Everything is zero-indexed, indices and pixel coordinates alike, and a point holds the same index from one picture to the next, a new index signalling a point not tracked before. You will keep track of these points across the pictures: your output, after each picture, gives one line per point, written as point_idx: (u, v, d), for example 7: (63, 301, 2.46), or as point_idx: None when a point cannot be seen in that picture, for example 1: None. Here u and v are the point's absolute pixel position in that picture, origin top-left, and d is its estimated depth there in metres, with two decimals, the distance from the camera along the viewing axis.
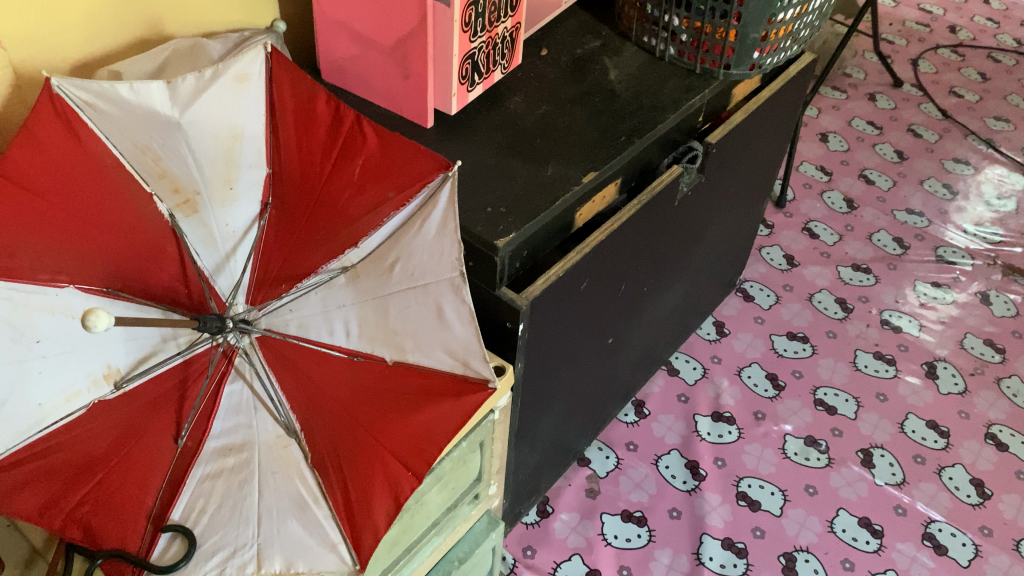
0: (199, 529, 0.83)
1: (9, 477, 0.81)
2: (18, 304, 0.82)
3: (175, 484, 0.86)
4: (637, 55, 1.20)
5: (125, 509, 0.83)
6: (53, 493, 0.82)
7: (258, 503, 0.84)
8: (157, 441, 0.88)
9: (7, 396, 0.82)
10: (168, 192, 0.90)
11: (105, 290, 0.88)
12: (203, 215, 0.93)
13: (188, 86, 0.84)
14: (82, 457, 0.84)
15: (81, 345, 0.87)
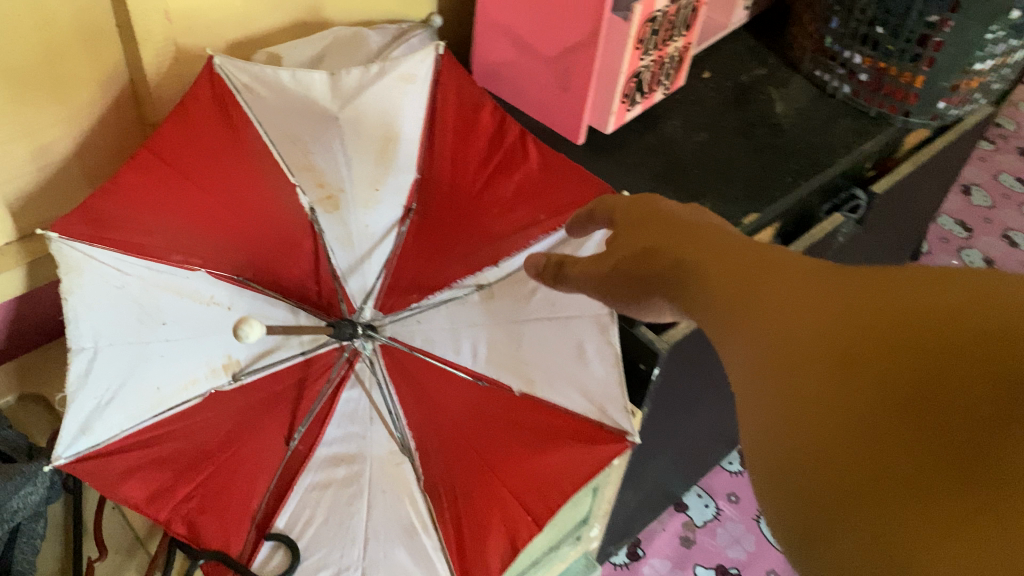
0: (303, 542, 0.79)
1: (119, 462, 0.79)
2: (149, 283, 0.82)
3: (281, 491, 0.82)
4: (805, 89, 1.12)
5: (230, 511, 0.79)
6: (161, 483, 0.78)
7: (365, 523, 0.80)
8: (268, 442, 0.85)
9: (127, 377, 0.81)
10: (312, 186, 0.87)
11: (235, 277, 0.86)
12: (343, 213, 0.88)
13: (351, 79, 0.81)
14: (193, 450, 0.81)
15: (204, 332, 0.86)
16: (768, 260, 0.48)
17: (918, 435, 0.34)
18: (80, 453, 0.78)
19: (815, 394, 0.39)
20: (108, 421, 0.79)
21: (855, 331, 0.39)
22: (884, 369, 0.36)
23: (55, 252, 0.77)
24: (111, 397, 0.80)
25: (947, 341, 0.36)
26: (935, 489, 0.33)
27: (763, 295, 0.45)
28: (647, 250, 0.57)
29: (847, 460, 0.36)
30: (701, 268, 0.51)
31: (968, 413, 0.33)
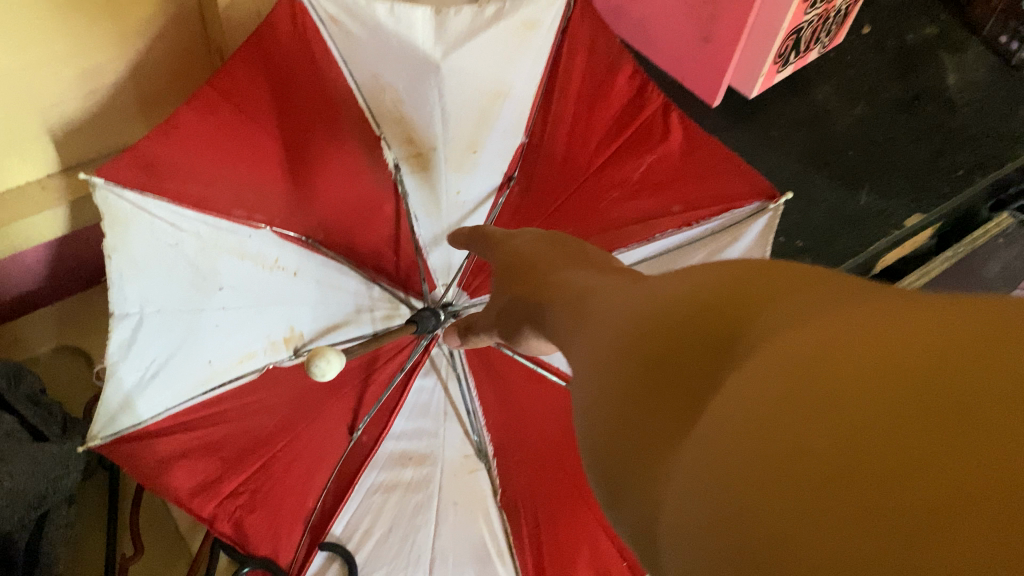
0: (363, 556, 0.72)
1: (161, 447, 0.67)
2: (207, 241, 0.68)
3: (339, 493, 0.73)
4: (983, 59, 0.95)
5: (282, 514, 0.70)
6: (208, 477, 0.68)
7: (433, 541, 0.73)
8: (329, 433, 0.74)
9: (177, 348, 0.68)
10: (400, 141, 0.73)
11: (304, 241, 0.74)
12: (433, 176, 0.75)
13: (462, 21, 0.67)
14: (247, 439, 0.70)
15: (267, 300, 0.72)
16: (592, 285, 0.44)
17: (664, 398, 0.28)
18: (118, 434, 0.66)
19: (616, 378, 0.31)
20: (152, 400, 0.67)
21: (651, 323, 0.32)
22: (642, 340, 0.31)
23: (99, 199, 0.62)
24: (157, 372, 0.67)
25: (724, 293, 0.29)
26: (717, 420, 0.24)
27: (590, 306, 0.41)
28: (519, 280, 0.54)
29: (647, 428, 0.28)
30: (547, 297, 0.48)
31: (727, 352, 0.26)
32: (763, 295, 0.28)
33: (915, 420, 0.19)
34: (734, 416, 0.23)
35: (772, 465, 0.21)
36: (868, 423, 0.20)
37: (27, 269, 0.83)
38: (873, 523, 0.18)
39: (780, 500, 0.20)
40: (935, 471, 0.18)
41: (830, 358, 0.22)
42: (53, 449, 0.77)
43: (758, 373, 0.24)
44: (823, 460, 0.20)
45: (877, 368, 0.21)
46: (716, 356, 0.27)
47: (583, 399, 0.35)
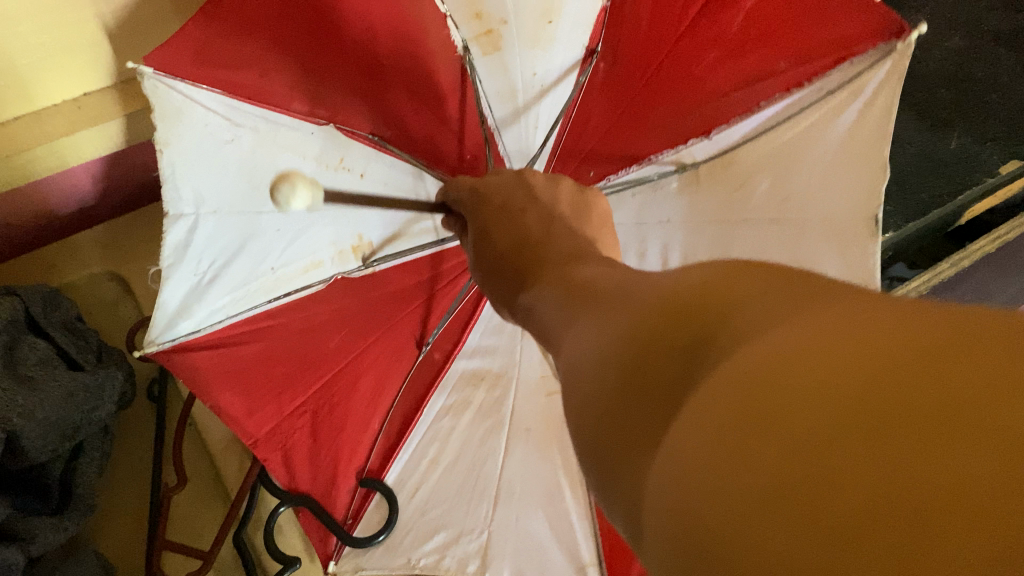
0: (429, 486, 0.69)
1: (213, 364, 0.63)
2: (264, 137, 0.61)
3: (407, 414, 0.71)
4: None
5: (345, 435, 0.68)
6: (266, 396, 0.65)
7: (501, 471, 0.70)
8: (394, 351, 0.71)
9: (239, 250, 0.62)
10: (467, 17, 0.62)
11: (369, 137, 0.67)
12: (506, 61, 0.65)
13: None
14: (311, 353, 0.67)
15: (330, 204, 0.66)
16: (581, 291, 0.39)
17: (638, 389, 0.27)
18: (177, 339, 0.61)
19: (599, 378, 0.30)
20: (210, 305, 0.61)
21: (631, 313, 0.30)
22: (621, 331, 0.30)
23: (148, 90, 0.55)
24: (215, 277, 0.62)
25: (695, 290, 0.27)
26: (682, 427, 0.23)
27: (581, 314, 0.36)
28: (513, 282, 0.47)
29: (630, 438, 0.27)
30: (535, 303, 0.43)
31: (693, 345, 0.25)
32: (733, 288, 0.26)
33: (864, 420, 0.19)
34: (697, 420, 0.22)
35: (762, 454, 0.20)
36: (817, 428, 0.19)
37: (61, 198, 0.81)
38: (828, 527, 0.18)
39: (773, 491, 0.19)
40: (884, 445, 0.18)
41: (807, 349, 0.21)
42: (88, 379, 0.75)
43: (727, 374, 0.23)
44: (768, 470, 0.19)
45: (829, 373, 0.20)
46: (686, 346, 0.26)
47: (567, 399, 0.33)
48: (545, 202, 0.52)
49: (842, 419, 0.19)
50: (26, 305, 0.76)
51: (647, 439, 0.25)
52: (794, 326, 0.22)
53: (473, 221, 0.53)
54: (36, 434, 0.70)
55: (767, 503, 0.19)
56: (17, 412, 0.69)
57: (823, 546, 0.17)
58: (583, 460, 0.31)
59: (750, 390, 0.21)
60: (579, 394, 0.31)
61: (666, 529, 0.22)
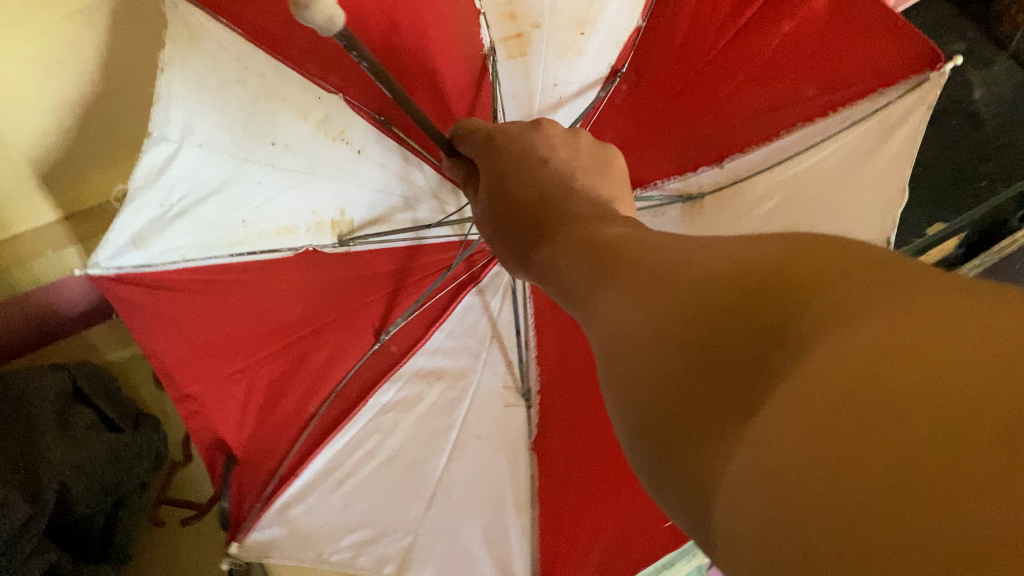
0: (355, 484, 0.64)
1: (153, 307, 0.56)
2: (268, 87, 0.56)
3: (348, 404, 0.65)
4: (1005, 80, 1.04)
5: (279, 410, 0.62)
6: (203, 352, 0.58)
7: (436, 476, 0.65)
8: (348, 337, 0.64)
9: (211, 194, 0.56)
10: (499, 17, 0.58)
11: (376, 117, 0.60)
12: (529, 65, 0.62)
13: None
14: (262, 313, 0.60)
15: (321, 171, 0.61)
16: (615, 246, 0.35)
17: (701, 372, 0.26)
18: (127, 267, 0.55)
19: (648, 351, 0.28)
20: (169, 239, 0.56)
21: (679, 290, 0.28)
22: (677, 305, 0.28)
23: (168, 10, 0.50)
24: (183, 214, 0.56)
25: (769, 269, 0.25)
26: (764, 417, 0.23)
27: (617, 274, 0.33)
28: (530, 238, 0.43)
29: (692, 420, 0.26)
30: (557, 259, 0.39)
31: (771, 337, 0.24)
32: (809, 268, 0.24)
33: (964, 483, 0.18)
34: (776, 425, 0.22)
35: (876, 485, 0.19)
36: (921, 476, 0.18)
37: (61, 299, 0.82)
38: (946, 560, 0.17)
39: (887, 530, 0.18)
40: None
41: (916, 362, 0.20)
42: (128, 440, 0.75)
43: (809, 376, 0.22)
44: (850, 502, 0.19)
45: (918, 402, 0.19)
46: (760, 331, 0.24)
47: (599, 373, 0.32)
48: (565, 163, 0.48)
49: (925, 460, 0.18)
50: (75, 378, 0.78)
51: (709, 433, 0.25)
52: (876, 330, 0.21)
53: (485, 163, 0.49)
54: (85, 490, 0.68)
55: (844, 532, 0.19)
56: (71, 465, 0.68)
57: None
58: (618, 416, 0.31)
59: (838, 401, 0.21)
60: (621, 349, 0.30)
61: (745, 524, 0.22)
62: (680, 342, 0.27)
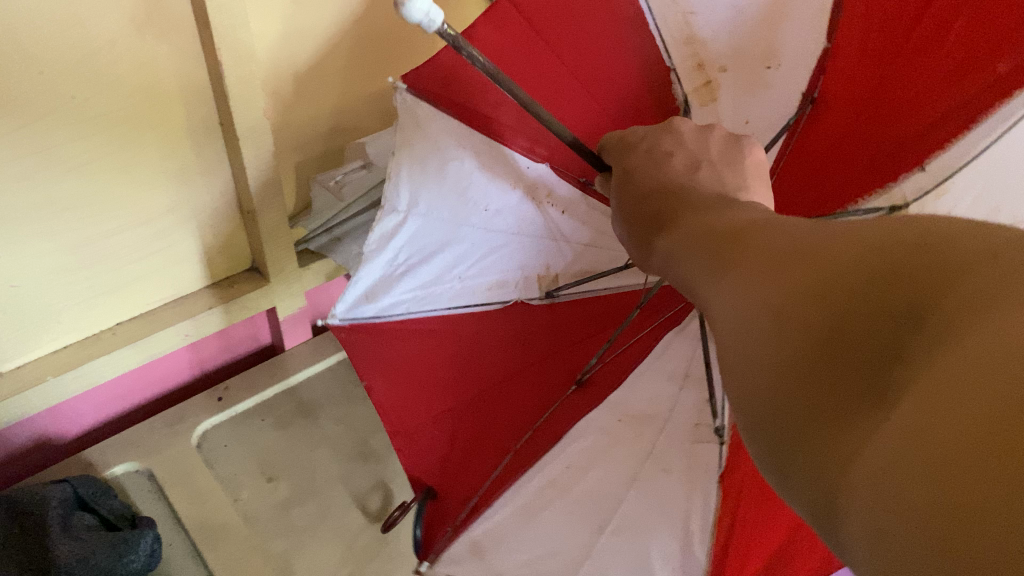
0: (554, 508, 0.63)
1: (381, 349, 0.65)
2: (480, 158, 0.64)
3: (546, 440, 0.66)
4: None
5: (473, 438, 0.65)
6: (425, 390, 0.65)
7: (619, 505, 0.63)
8: (552, 381, 0.69)
9: (434, 252, 0.65)
10: (689, 67, 0.67)
11: (577, 181, 0.70)
12: (721, 109, 0.68)
13: None
14: (486, 357, 0.67)
15: (529, 232, 0.69)
16: (730, 231, 0.33)
17: (841, 368, 0.23)
18: (365, 318, 0.64)
19: (768, 346, 0.26)
20: (396, 294, 0.65)
21: (801, 273, 0.26)
22: (801, 290, 0.26)
23: (400, 104, 0.62)
24: (415, 275, 0.65)
25: (903, 249, 0.23)
26: (906, 415, 0.20)
27: (724, 265, 0.31)
28: (652, 230, 0.43)
29: (834, 419, 0.23)
30: (673, 244, 0.37)
31: (920, 324, 0.21)
32: (952, 252, 0.22)
33: None
34: (925, 426, 0.19)
35: None
36: None
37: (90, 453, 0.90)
38: None
39: None
40: None
41: None
42: (126, 535, 0.77)
43: (962, 369, 0.19)
44: (1006, 514, 0.17)
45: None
46: (907, 318, 0.22)
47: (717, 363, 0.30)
48: (691, 159, 0.48)
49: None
50: (75, 488, 0.81)
51: (855, 417, 0.22)
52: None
53: (619, 163, 0.51)
54: (74, 553, 0.73)
55: None
56: (51, 543, 0.73)
57: None
58: (741, 424, 0.28)
59: (993, 399, 0.18)
60: (739, 343, 0.28)
61: (909, 525, 0.19)
62: (808, 338, 0.24)
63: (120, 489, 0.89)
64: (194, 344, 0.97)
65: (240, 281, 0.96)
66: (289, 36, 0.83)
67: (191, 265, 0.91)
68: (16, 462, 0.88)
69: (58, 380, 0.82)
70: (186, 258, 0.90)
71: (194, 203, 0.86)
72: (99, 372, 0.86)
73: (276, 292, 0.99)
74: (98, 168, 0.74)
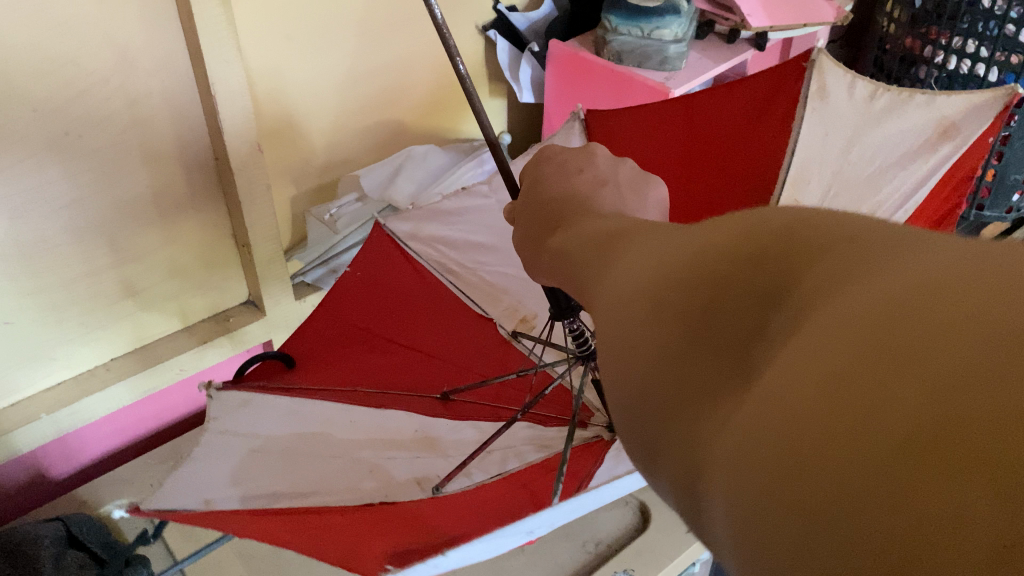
0: (277, 454, 0.63)
1: (380, 253, 0.78)
2: None
3: (370, 399, 0.69)
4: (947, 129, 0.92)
5: (338, 362, 0.72)
6: (358, 313, 0.74)
7: (338, 451, 0.64)
8: (428, 380, 0.72)
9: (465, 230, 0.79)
10: None
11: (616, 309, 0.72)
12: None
13: (902, 111, 0.71)
14: (415, 327, 0.75)
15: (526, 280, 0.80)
16: (617, 237, 0.36)
17: (712, 342, 0.25)
18: (396, 237, 0.79)
19: (646, 324, 0.28)
20: (433, 245, 0.79)
21: (679, 262, 0.29)
22: (679, 276, 0.28)
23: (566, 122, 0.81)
24: (450, 237, 0.79)
25: (771, 239, 0.26)
26: (763, 383, 0.22)
27: (612, 265, 0.33)
28: (547, 232, 0.46)
29: (704, 389, 0.25)
30: (565, 245, 0.40)
31: (780, 299, 0.24)
32: (810, 242, 0.24)
33: (993, 395, 0.17)
34: (778, 390, 0.22)
35: (910, 410, 0.18)
36: (948, 397, 0.18)
37: (91, 489, 0.91)
38: (997, 489, 0.16)
39: (921, 467, 0.17)
40: None
41: (926, 301, 0.20)
42: None
43: (811, 338, 0.22)
44: (846, 458, 0.19)
45: (919, 352, 0.19)
46: (771, 294, 0.24)
47: (598, 351, 0.32)
48: (600, 176, 0.50)
49: (920, 409, 0.18)
50: (68, 525, 0.82)
51: (721, 385, 0.24)
52: (880, 288, 0.21)
53: (533, 169, 0.53)
54: None
55: (874, 473, 0.18)
56: None
57: (995, 546, 0.16)
58: (616, 406, 0.30)
59: (834, 361, 0.20)
60: (617, 326, 0.30)
61: (762, 473, 0.21)
62: (683, 316, 0.26)
63: (113, 525, 0.90)
64: (178, 385, 0.97)
65: (238, 313, 0.97)
66: (273, 68, 0.86)
67: (186, 303, 0.93)
68: (6, 501, 0.88)
69: (52, 418, 0.83)
70: (179, 296, 0.91)
71: (188, 238, 0.88)
72: (96, 410, 0.87)
73: (275, 325, 0.99)
74: (92, 204, 0.76)
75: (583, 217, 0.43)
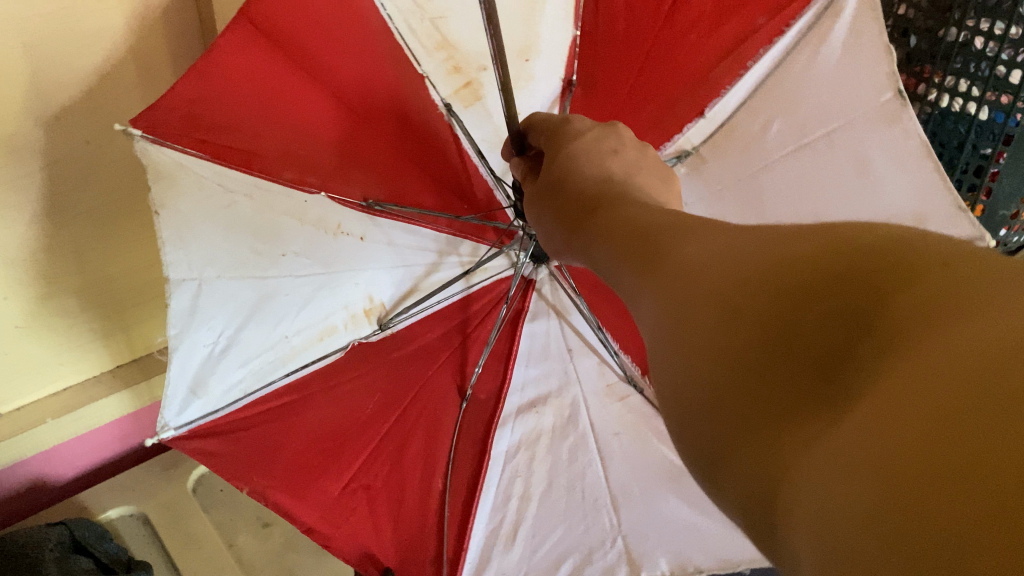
0: (594, 519, 0.70)
1: (233, 446, 0.58)
2: (262, 203, 0.56)
3: (475, 464, 0.69)
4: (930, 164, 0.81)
5: (406, 508, 0.65)
6: (313, 481, 0.60)
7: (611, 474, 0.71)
8: (426, 421, 0.67)
9: (248, 317, 0.58)
10: (445, 72, 0.61)
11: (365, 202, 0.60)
12: (487, 102, 0.64)
13: None
14: (346, 420, 0.63)
15: (361, 250, 0.62)
16: (662, 234, 0.34)
17: (789, 361, 0.23)
18: (195, 420, 0.57)
19: (715, 336, 0.26)
20: (226, 378, 0.58)
21: (749, 268, 0.26)
22: (753, 285, 0.26)
23: (140, 155, 0.51)
24: (235, 354, 0.58)
25: (857, 254, 0.24)
26: (859, 411, 0.20)
27: (661, 264, 0.32)
28: (575, 218, 0.43)
29: (778, 407, 0.23)
30: (596, 242, 0.38)
31: (871, 325, 0.22)
32: (907, 262, 0.22)
33: None
34: (881, 417, 0.20)
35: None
36: None
37: (92, 498, 0.88)
38: None
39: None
40: None
41: None
42: None
43: (920, 369, 0.19)
44: (948, 497, 0.17)
45: None
46: (860, 314, 0.22)
47: (649, 359, 0.30)
48: (631, 164, 0.48)
49: None
50: (72, 530, 0.80)
51: (801, 407, 0.22)
52: (995, 323, 0.19)
53: (554, 144, 0.50)
54: None
55: (978, 521, 0.16)
56: None
57: None
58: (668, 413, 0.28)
59: (947, 398, 0.18)
60: (681, 336, 0.28)
61: (848, 511, 0.19)
62: (756, 326, 0.24)
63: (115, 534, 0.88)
64: None
65: None
66: None
67: None
68: (6, 507, 0.85)
69: (57, 423, 0.81)
70: None
71: None
72: (96, 418, 0.85)
73: None
74: (106, 209, 0.74)
75: (617, 209, 0.40)
